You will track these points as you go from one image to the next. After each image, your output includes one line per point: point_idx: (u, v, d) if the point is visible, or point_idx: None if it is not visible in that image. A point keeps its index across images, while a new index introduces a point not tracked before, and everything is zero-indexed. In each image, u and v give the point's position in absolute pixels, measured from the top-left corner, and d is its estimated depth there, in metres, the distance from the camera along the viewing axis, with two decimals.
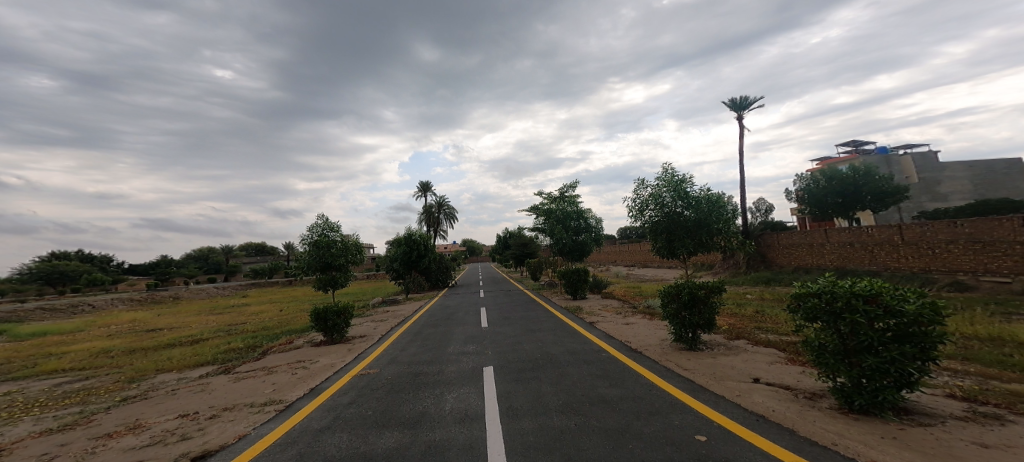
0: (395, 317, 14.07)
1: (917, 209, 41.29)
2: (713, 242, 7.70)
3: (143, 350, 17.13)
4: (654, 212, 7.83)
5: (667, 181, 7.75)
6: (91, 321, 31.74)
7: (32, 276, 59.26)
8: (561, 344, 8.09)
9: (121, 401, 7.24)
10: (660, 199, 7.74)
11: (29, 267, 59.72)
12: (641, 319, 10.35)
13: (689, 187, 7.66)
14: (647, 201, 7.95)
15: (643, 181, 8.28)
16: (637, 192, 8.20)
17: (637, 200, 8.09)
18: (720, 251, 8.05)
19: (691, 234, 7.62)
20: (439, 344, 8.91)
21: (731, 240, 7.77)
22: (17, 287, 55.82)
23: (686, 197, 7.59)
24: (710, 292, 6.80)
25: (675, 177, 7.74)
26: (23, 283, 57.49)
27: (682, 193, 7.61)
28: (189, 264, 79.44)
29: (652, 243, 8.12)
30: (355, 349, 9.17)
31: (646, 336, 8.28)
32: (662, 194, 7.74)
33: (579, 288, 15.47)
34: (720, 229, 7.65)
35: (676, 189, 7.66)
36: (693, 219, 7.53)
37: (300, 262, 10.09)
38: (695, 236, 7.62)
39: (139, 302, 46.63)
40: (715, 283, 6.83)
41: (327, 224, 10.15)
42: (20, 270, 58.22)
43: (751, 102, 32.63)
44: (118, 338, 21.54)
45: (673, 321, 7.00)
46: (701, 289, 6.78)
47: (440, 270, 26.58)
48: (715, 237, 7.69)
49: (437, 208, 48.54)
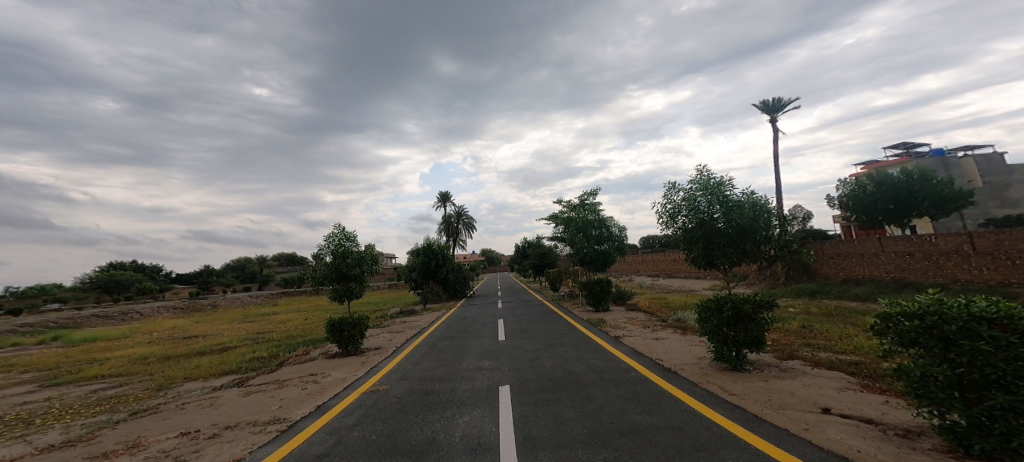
0: (413, 328, 13.71)
1: (981, 216, 37.80)
2: (760, 250, 6.83)
3: (175, 357, 17.48)
4: (687, 218, 7.11)
5: (702, 184, 7.02)
6: (135, 327, 33.25)
7: (90, 284, 63.50)
8: (585, 360, 7.42)
9: (135, 413, 7.09)
10: (694, 203, 7.01)
11: (87, 276, 64.12)
12: (672, 334, 9.49)
13: (728, 190, 6.89)
14: (679, 207, 7.24)
15: (674, 184, 7.58)
16: (667, 197, 7.48)
17: (668, 205, 7.38)
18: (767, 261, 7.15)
19: (732, 242, 6.82)
20: (455, 358, 8.40)
21: (783, 247, 6.83)
22: (76, 294, 59.85)
23: (723, 200, 6.83)
24: (757, 307, 5.96)
25: (710, 179, 6.99)
26: (81, 291, 61.61)
27: (719, 198, 6.86)
28: (228, 273, 82.94)
29: (687, 252, 7.37)
30: (369, 363, 8.80)
31: (682, 353, 7.48)
32: (696, 198, 7.02)
33: (602, 300, 14.66)
34: (767, 236, 6.76)
35: (712, 192, 6.91)
36: (733, 225, 6.73)
37: (314, 273, 9.75)
38: (736, 244, 6.81)
39: (180, 310, 48.80)
40: (763, 296, 5.99)
41: (344, 233, 9.89)
42: (79, 279, 62.48)
43: (785, 103, 30.98)
44: (155, 345, 22.23)
45: (714, 338, 6.22)
46: (746, 304, 5.96)
47: (460, 280, 26.23)
48: (762, 245, 6.82)
49: (458, 218, 48.63)
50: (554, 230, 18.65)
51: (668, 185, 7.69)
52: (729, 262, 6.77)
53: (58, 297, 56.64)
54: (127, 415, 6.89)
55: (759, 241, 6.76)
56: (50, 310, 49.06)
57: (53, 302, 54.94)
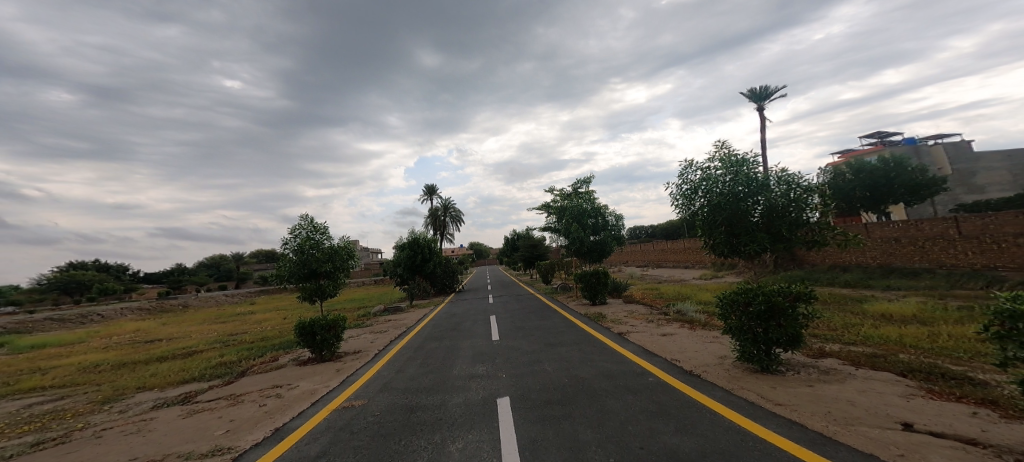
0: (397, 327, 12.68)
1: (952, 202, 38.78)
2: (793, 234, 6.03)
3: (134, 363, 15.95)
4: (707, 200, 6.35)
5: (725, 162, 6.24)
6: (95, 331, 30.94)
7: (49, 286, 59.68)
8: (591, 363, 6.60)
9: (41, 443, 5.83)
10: (714, 183, 6.27)
11: (46, 277, 60.36)
12: (680, 329, 8.73)
13: (753, 167, 6.12)
14: (697, 187, 6.47)
15: (690, 163, 6.84)
16: (684, 176, 6.72)
17: (685, 185, 6.61)
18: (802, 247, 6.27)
19: (759, 224, 6.07)
20: (443, 364, 7.47)
21: (823, 230, 5.93)
22: (33, 297, 56.15)
23: (747, 179, 6.09)
24: (795, 301, 5.18)
25: (732, 156, 6.24)
26: (39, 293, 57.90)
27: (742, 177, 6.12)
28: (200, 271, 79.36)
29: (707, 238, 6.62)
30: (344, 371, 7.76)
31: (698, 352, 6.70)
32: (718, 177, 6.25)
33: (599, 293, 13.92)
34: (803, 217, 5.93)
35: (735, 170, 6.16)
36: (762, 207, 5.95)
37: (279, 271, 8.62)
38: (765, 228, 6.05)
39: (147, 311, 46.15)
40: (801, 288, 5.21)
41: (312, 225, 8.77)
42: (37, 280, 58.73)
43: (772, 91, 30.77)
44: (114, 350, 20.47)
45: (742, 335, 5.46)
46: (782, 297, 5.18)
47: (446, 274, 25.20)
48: (797, 228, 5.98)
49: (444, 211, 47.30)
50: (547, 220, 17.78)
51: (682, 164, 6.96)
52: (756, 248, 5.99)
53: (14, 299, 53.09)
54: (29, 446, 5.64)
55: (793, 224, 5.95)
56: (4, 313, 45.84)
57: (8, 305, 51.41)
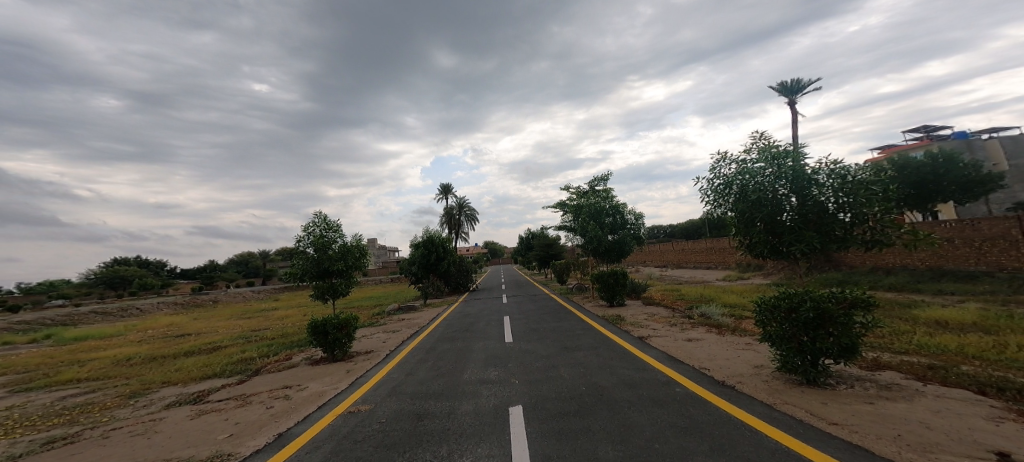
0: (411, 326, 12.47)
1: (1009, 200, 35.94)
2: (850, 233, 5.06)
3: (162, 357, 16.36)
4: (743, 196, 5.59)
5: (765, 152, 5.47)
6: (131, 325, 32.25)
7: (93, 281, 63.06)
8: (611, 370, 6.11)
9: (53, 440, 5.75)
10: (752, 177, 5.50)
11: (92, 272, 63.78)
12: (706, 334, 8.13)
13: (799, 157, 5.27)
14: (733, 181, 5.74)
15: (725, 156, 6.12)
16: (717, 171, 6.02)
17: (718, 180, 5.90)
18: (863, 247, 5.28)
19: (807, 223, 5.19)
20: (455, 367, 7.11)
21: (886, 228, 4.94)
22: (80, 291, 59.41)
23: (792, 171, 5.23)
24: (849, 307, 4.57)
25: (774, 145, 5.43)
26: (85, 288, 61.21)
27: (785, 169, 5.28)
28: (231, 268, 82.25)
29: (745, 238, 5.85)
30: (355, 372, 7.53)
31: (729, 359, 6.13)
32: (757, 170, 5.48)
33: (617, 294, 13.33)
34: (863, 214, 4.95)
35: (777, 162, 5.34)
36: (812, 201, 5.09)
37: (291, 269, 8.48)
38: (815, 227, 5.16)
39: (181, 306, 47.96)
40: (857, 293, 4.57)
41: (325, 222, 8.58)
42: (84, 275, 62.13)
43: (805, 84, 29.21)
44: (145, 344, 21.12)
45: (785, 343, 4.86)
46: (833, 302, 4.57)
47: (461, 272, 25.04)
48: (856, 227, 5.01)
49: (460, 210, 47.31)
50: (563, 219, 17.23)
51: (716, 158, 6.27)
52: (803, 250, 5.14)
53: (62, 293, 56.27)
54: (43, 442, 5.60)
55: (851, 221, 5.00)
56: (52, 306, 48.55)
57: (57, 299, 54.52)
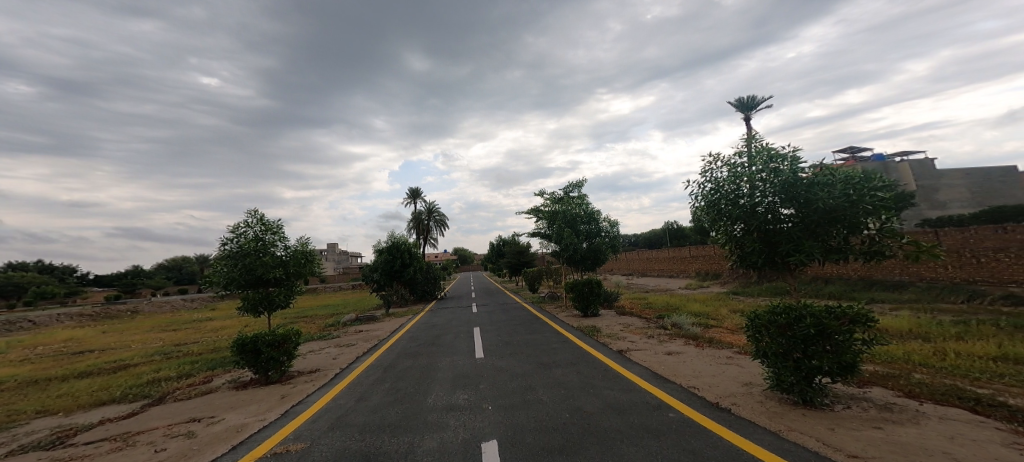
0: (368, 339, 11.33)
1: (918, 217, 40.14)
2: (849, 243, 4.59)
3: (57, 379, 13.88)
4: (735, 200, 5.11)
5: (759, 154, 4.97)
6: (22, 340, 27.65)
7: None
8: (595, 392, 5.57)
9: None
10: (744, 181, 5.03)
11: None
12: (686, 347, 7.88)
13: (795, 159, 4.80)
14: (725, 185, 5.23)
15: (715, 159, 5.69)
16: (708, 176, 5.55)
17: (710, 184, 5.41)
18: (862, 258, 4.79)
19: (802, 230, 4.71)
20: (415, 390, 6.23)
21: (886, 237, 4.49)
22: None
23: (787, 173, 4.75)
24: (848, 323, 4.23)
25: (767, 147, 4.98)
26: None
27: (778, 172, 4.82)
28: (160, 274, 74.52)
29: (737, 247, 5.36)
30: (292, 397, 6.38)
31: (716, 376, 5.81)
32: (752, 173, 4.99)
33: (591, 304, 12.95)
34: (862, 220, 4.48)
35: (770, 164, 4.87)
36: (811, 206, 4.59)
37: (215, 276, 7.15)
38: (812, 235, 4.68)
39: (93, 317, 42.32)
40: (857, 308, 4.24)
41: (264, 223, 7.37)
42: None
43: (759, 101, 30.95)
44: (39, 363, 18.03)
45: (784, 362, 4.46)
46: (833, 318, 4.22)
47: (428, 280, 23.58)
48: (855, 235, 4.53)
49: (428, 215, 45.65)
50: (536, 225, 16.72)
51: (707, 161, 5.85)
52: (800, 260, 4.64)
53: None
54: None
55: (850, 229, 4.52)
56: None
57: None
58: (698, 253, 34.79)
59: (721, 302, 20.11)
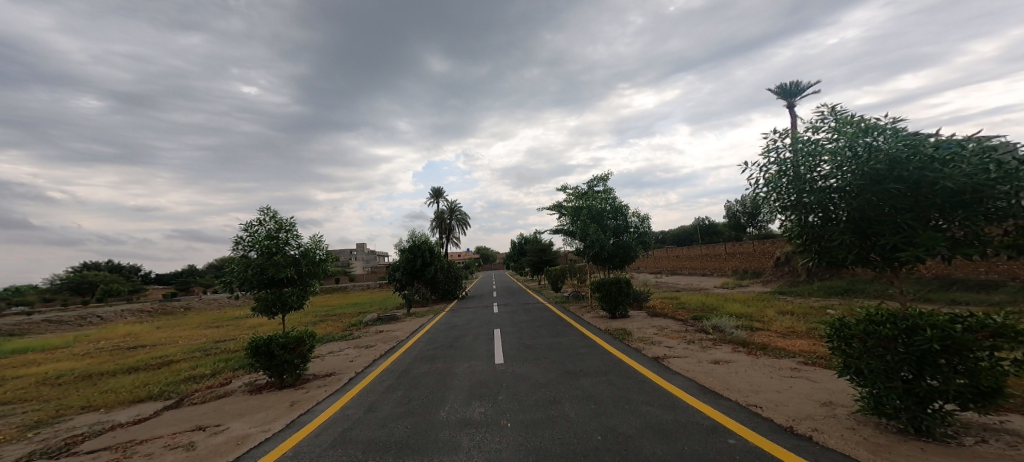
0: (388, 340, 10.92)
1: None
2: (984, 233, 3.46)
3: (100, 375, 14.36)
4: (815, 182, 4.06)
5: (848, 127, 3.93)
6: (83, 335, 29.58)
7: (60, 286, 59.48)
8: (631, 408, 4.78)
9: None
10: (827, 159, 4.00)
11: (58, 276, 60.24)
12: (734, 355, 6.86)
13: (898, 128, 3.74)
14: (801, 165, 4.21)
15: (783, 134, 4.66)
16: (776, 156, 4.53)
17: (779, 166, 4.40)
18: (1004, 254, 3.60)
19: (914, 218, 3.62)
20: (430, 401, 5.62)
21: None
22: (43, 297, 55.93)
23: (888, 146, 3.69)
24: (983, 336, 3.31)
25: (858, 118, 3.93)
26: (50, 293, 57.66)
27: (876, 145, 3.75)
28: (209, 273, 78.97)
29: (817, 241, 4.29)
30: (300, 405, 5.96)
31: (780, 392, 4.90)
32: (839, 149, 3.94)
33: (620, 304, 12.01)
34: (1004, 205, 3.37)
35: (864, 136, 3.82)
36: (928, 187, 3.50)
37: (227, 277, 6.86)
38: (928, 225, 3.60)
39: (148, 314, 45.04)
40: (995, 318, 3.30)
41: (277, 222, 7.05)
42: (50, 279, 58.60)
43: (804, 86, 28.59)
44: (90, 358, 19.00)
45: (890, 383, 3.61)
46: (961, 329, 3.32)
47: (450, 279, 23.22)
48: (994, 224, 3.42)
49: (450, 214, 45.65)
50: (560, 221, 15.88)
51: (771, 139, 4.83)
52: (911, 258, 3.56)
53: (23, 299, 52.86)
54: None
55: (987, 214, 3.39)
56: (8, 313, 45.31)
57: (17, 306, 51.16)
58: (736, 250, 32.77)
59: (765, 302, 18.56)
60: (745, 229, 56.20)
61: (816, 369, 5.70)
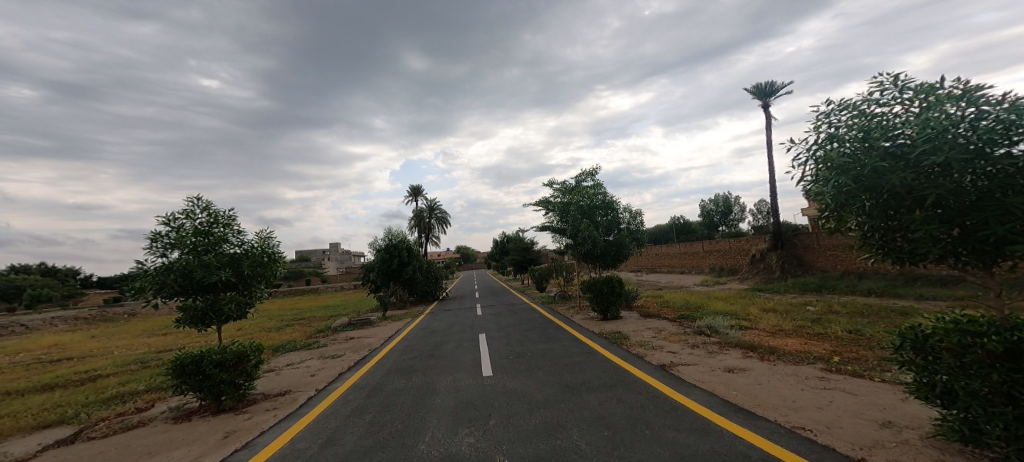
0: (357, 349, 9.68)
1: None
2: None
3: (14, 395, 12.36)
4: (891, 159, 3.31)
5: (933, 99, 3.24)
6: (9, 347, 26.39)
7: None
8: (654, 436, 3.92)
9: None
10: (906, 135, 3.28)
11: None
12: (752, 362, 6.17)
13: (991, 96, 3.10)
14: (867, 143, 3.44)
15: (836, 108, 3.91)
16: (830, 133, 3.74)
17: (840, 144, 3.59)
18: None
19: None
20: (404, 430, 4.55)
21: None
22: None
23: (984, 119, 3.03)
24: None
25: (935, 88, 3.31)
26: None
27: (968, 116, 3.11)
28: None
29: (884, 231, 3.56)
30: (235, 437, 4.73)
31: (824, 409, 4.13)
32: (925, 119, 3.20)
33: (612, 306, 11.26)
34: None
35: (955, 104, 3.15)
36: None
37: (138, 282, 5.48)
38: None
39: (93, 321, 41.30)
40: None
41: (213, 215, 5.84)
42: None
43: (778, 87, 29.07)
44: (9, 374, 16.67)
45: (995, 406, 2.84)
46: None
47: (427, 280, 21.96)
48: None
49: (429, 213, 43.96)
50: (545, 218, 15.06)
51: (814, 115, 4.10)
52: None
53: None
54: None
55: None
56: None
57: None
58: (712, 248, 33.04)
59: (747, 300, 18.45)
60: (716, 228, 57.39)
61: (847, 379, 5.01)
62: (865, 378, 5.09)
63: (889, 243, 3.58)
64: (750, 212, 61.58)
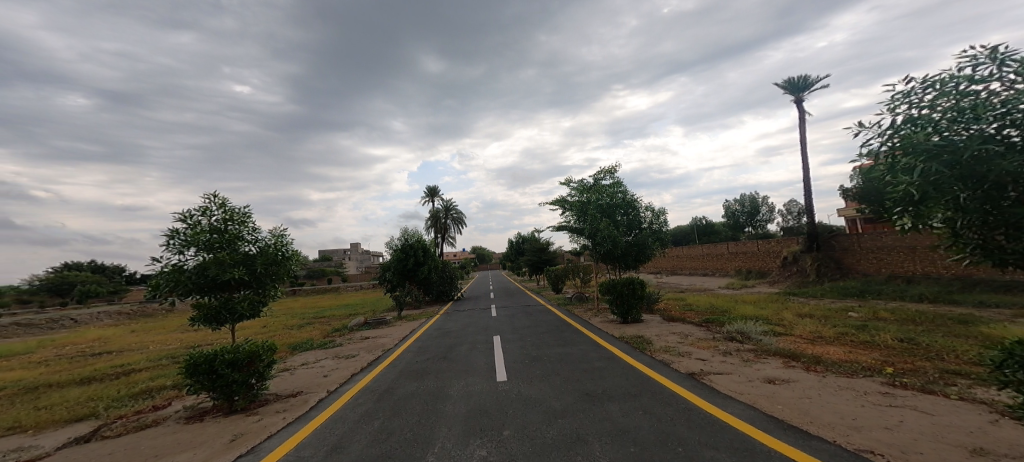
0: (371, 349, 9.55)
1: None
2: None
3: (48, 388, 12.80)
4: (995, 145, 3.06)
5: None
6: (52, 340, 27.72)
7: (41, 286, 57.05)
8: (688, 454, 3.52)
9: None
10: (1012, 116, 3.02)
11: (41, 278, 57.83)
12: (794, 373, 5.63)
13: None
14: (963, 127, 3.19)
15: (917, 86, 3.63)
16: (914, 117, 3.48)
17: (927, 128, 3.34)
18: None
19: None
20: (415, 438, 4.29)
21: None
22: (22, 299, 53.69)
23: None
24: None
25: None
26: (30, 295, 55.37)
27: None
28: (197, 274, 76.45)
29: (980, 223, 3.33)
30: (244, 440, 4.58)
31: (894, 429, 3.63)
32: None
33: (633, 309, 10.77)
34: None
35: None
36: None
37: (153, 280, 5.41)
38: None
39: (130, 316, 43.13)
40: None
41: (227, 212, 5.72)
42: (33, 279, 56.31)
43: (811, 81, 27.68)
44: (48, 366, 17.37)
45: None
46: None
47: (444, 280, 21.84)
48: None
49: (445, 213, 44.12)
50: (563, 218, 14.63)
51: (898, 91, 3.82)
52: None
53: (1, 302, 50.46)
54: None
55: None
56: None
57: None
58: (739, 249, 31.78)
59: (779, 304, 17.50)
60: (742, 229, 55.49)
61: (916, 396, 4.45)
62: (937, 396, 4.50)
63: (987, 235, 3.36)
64: (780, 212, 59.14)
